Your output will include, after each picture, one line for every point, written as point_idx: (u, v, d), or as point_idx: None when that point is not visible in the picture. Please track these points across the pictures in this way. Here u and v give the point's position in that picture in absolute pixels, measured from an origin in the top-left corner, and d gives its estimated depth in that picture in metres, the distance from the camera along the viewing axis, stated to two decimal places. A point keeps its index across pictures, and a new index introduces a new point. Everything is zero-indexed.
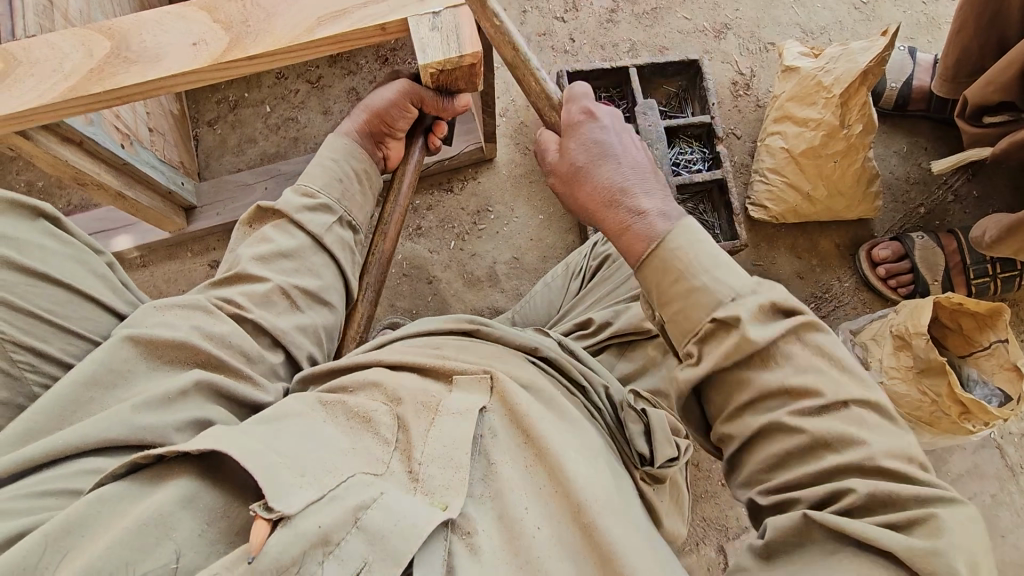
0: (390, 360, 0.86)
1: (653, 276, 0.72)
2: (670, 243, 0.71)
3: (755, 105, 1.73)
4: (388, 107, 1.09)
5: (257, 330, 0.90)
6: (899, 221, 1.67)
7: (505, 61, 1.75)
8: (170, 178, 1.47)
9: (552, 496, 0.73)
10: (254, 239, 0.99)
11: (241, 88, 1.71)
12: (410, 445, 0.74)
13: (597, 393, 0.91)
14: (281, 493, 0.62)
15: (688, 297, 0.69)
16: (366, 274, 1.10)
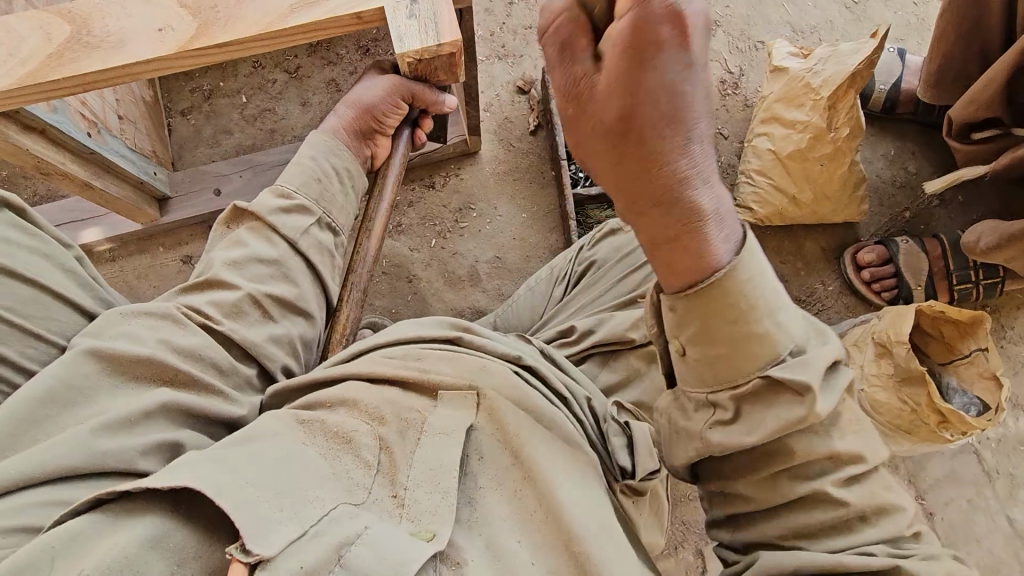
0: (366, 372, 0.85)
1: (702, 307, 0.59)
2: (738, 274, 0.58)
3: (743, 104, 1.71)
4: (378, 104, 1.06)
5: (229, 341, 0.87)
6: (885, 224, 1.66)
7: (489, 53, 1.71)
8: (142, 167, 1.42)
9: (542, 522, 0.74)
10: (228, 242, 0.95)
11: (216, 76, 1.66)
12: (394, 468, 0.75)
13: (580, 405, 0.88)
14: (261, 534, 0.61)
15: (736, 346, 0.60)
16: (351, 273, 1.07)
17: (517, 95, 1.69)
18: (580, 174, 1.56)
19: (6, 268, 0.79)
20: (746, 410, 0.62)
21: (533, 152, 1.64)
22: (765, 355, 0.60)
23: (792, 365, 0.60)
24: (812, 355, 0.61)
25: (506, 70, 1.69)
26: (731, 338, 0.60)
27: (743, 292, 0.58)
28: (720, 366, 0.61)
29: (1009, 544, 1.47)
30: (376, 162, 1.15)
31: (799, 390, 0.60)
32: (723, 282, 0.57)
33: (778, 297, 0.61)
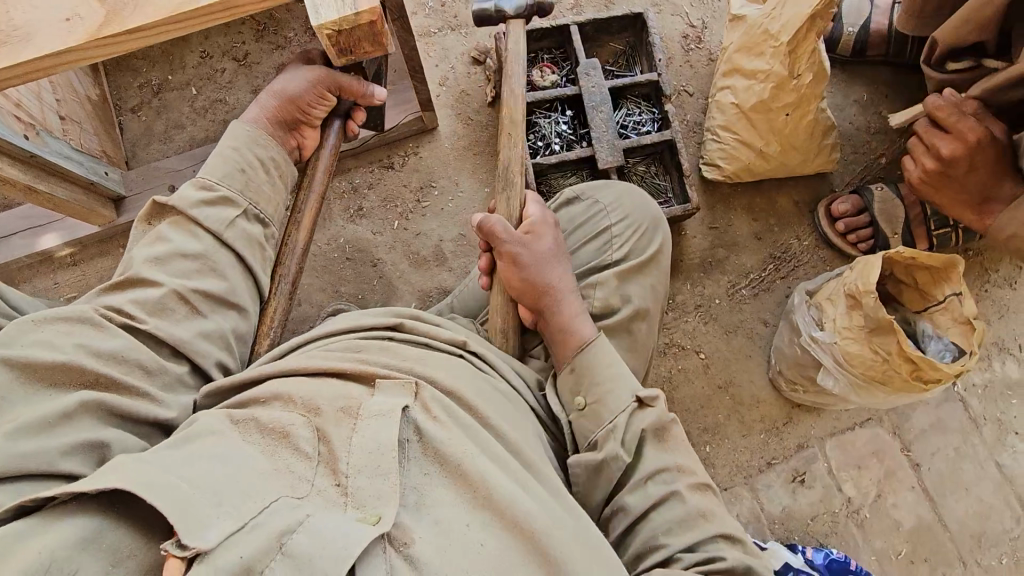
0: (308, 367, 0.84)
1: (582, 372, 0.98)
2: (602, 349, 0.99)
3: (707, 59, 1.65)
4: (303, 94, 1.04)
5: (155, 341, 0.86)
6: (860, 172, 1.61)
7: (442, 25, 1.65)
8: (91, 168, 1.40)
9: (490, 504, 0.74)
10: (151, 238, 0.91)
11: (164, 70, 1.62)
12: (333, 456, 0.73)
13: (528, 385, 1.01)
14: (198, 527, 0.61)
15: (607, 382, 0.95)
16: (280, 265, 1.03)
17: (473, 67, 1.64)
18: (540, 143, 1.51)
19: None
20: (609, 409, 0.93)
21: (492, 124, 1.60)
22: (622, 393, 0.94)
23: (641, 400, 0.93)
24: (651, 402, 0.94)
25: (459, 41, 1.64)
26: (598, 378, 0.96)
27: (600, 360, 0.97)
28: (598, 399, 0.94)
29: (997, 490, 1.45)
30: (304, 154, 1.12)
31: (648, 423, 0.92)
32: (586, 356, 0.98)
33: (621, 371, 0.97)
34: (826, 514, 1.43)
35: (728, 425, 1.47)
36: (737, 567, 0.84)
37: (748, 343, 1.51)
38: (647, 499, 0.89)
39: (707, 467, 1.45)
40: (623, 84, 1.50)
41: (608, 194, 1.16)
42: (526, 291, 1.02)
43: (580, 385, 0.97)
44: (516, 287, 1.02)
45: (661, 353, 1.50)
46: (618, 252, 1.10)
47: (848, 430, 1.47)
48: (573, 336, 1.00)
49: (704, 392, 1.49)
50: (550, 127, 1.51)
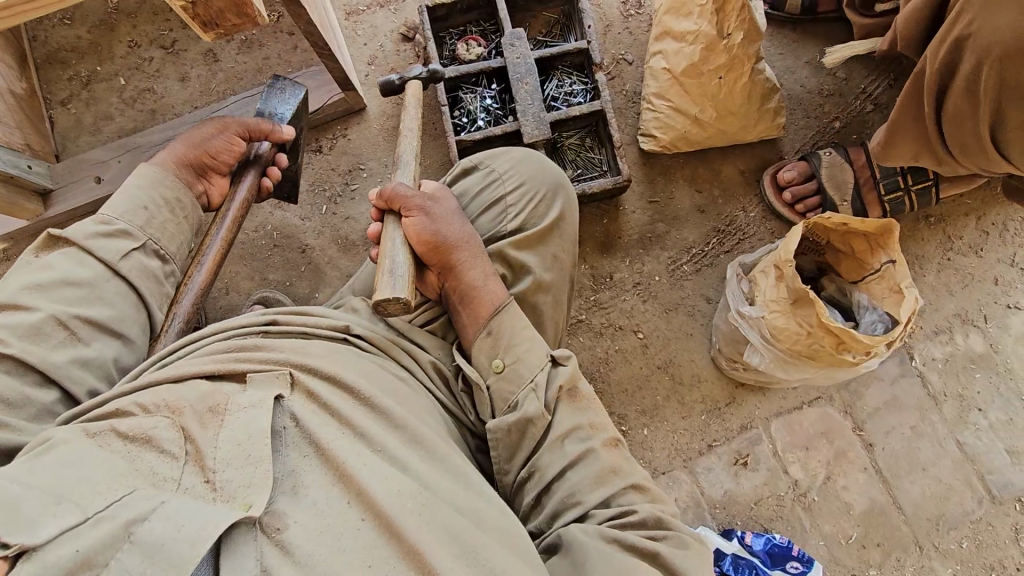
0: (171, 374, 0.76)
1: (500, 332, 0.90)
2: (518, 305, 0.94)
3: (648, 24, 1.57)
4: (212, 140, 1.11)
5: (23, 368, 0.83)
6: (812, 138, 1.51)
7: (370, 2, 1.60)
8: (10, 161, 1.40)
9: (375, 492, 0.67)
10: (34, 266, 0.90)
11: (93, 61, 1.61)
12: (200, 453, 0.66)
13: (426, 371, 0.90)
14: (28, 525, 0.54)
15: (524, 340, 0.90)
16: (173, 304, 1.02)
17: (404, 44, 1.59)
18: (466, 119, 1.45)
19: None
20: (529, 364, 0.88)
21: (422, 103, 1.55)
22: (542, 349, 0.90)
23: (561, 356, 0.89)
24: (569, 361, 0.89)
25: (388, 18, 1.59)
26: (518, 336, 0.90)
27: (517, 318, 0.91)
28: (520, 360, 0.88)
29: (957, 470, 1.37)
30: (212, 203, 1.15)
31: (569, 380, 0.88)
32: (506, 313, 0.91)
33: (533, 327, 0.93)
34: (771, 497, 1.36)
35: (667, 407, 1.41)
36: (649, 520, 0.80)
37: (689, 321, 1.45)
38: (563, 458, 0.84)
39: (645, 450, 1.39)
40: (551, 54, 1.43)
41: (506, 162, 1.11)
42: (437, 250, 0.93)
43: (496, 346, 0.89)
44: (424, 247, 0.93)
45: (597, 333, 1.45)
46: (512, 221, 1.05)
47: (795, 409, 1.40)
48: (491, 292, 0.92)
49: (643, 372, 1.43)
50: (476, 102, 1.46)
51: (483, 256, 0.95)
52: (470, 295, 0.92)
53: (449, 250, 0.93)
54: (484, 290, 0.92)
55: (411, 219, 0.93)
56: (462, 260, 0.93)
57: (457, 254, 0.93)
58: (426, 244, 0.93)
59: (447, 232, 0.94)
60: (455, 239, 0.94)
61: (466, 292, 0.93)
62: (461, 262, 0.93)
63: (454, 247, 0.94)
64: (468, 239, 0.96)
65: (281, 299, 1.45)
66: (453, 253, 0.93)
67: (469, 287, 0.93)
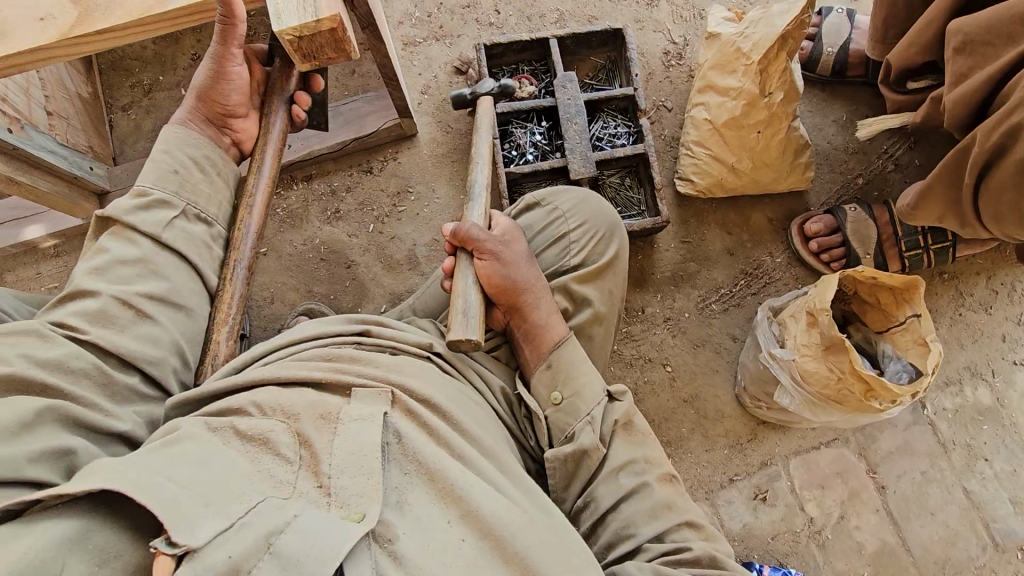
0: (279, 377, 0.83)
1: (564, 370, 0.96)
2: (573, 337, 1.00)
3: (688, 75, 1.67)
4: (213, 83, 0.99)
5: (102, 352, 0.83)
6: (836, 192, 1.61)
7: (427, 35, 1.68)
8: (74, 162, 1.43)
9: (472, 508, 0.73)
10: (91, 250, 0.89)
11: (156, 71, 1.67)
12: (315, 459, 0.73)
13: (495, 396, 0.96)
14: (188, 526, 0.61)
15: (581, 376, 0.95)
16: (232, 254, 0.98)
17: (456, 76, 1.67)
18: (515, 152, 1.54)
19: None
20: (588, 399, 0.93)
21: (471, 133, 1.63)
22: (603, 389, 0.95)
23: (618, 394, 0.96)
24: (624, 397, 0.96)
25: (443, 51, 1.68)
26: (581, 376, 0.96)
27: (580, 358, 0.97)
28: (582, 401, 0.94)
29: (963, 516, 1.43)
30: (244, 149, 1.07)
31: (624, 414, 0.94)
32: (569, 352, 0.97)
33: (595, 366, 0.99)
34: (787, 533, 1.42)
35: (691, 439, 1.47)
36: (703, 559, 0.83)
37: (715, 358, 1.52)
38: (618, 489, 0.89)
39: None
40: (599, 98, 1.52)
41: (569, 200, 1.18)
42: (506, 288, 0.99)
43: (555, 377, 0.95)
44: (495, 284, 0.99)
45: (628, 364, 1.52)
46: (575, 258, 1.13)
47: (812, 449, 1.47)
48: (556, 331, 0.99)
49: (669, 405, 1.50)
50: (526, 137, 1.54)
51: (548, 295, 1.02)
52: (535, 331, 0.99)
53: (517, 289, 0.99)
54: (549, 328, 0.98)
55: (482, 257, 1.00)
56: (529, 298, 1.00)
57: (525, 292, 1.00)
58: (497, 282, 0.99)
59: (515, 271, 1.00)
60: (522, 278, 1.00)
61: (532, 329, 0.99)
62: (529, 300, 1.00)
63: (521, 286, 1.00)
64: (534, 278, 1.02)
65: (326, 312, 1.50)
66: (521, 292, 1.00)
67: (535, 324, 0.99)
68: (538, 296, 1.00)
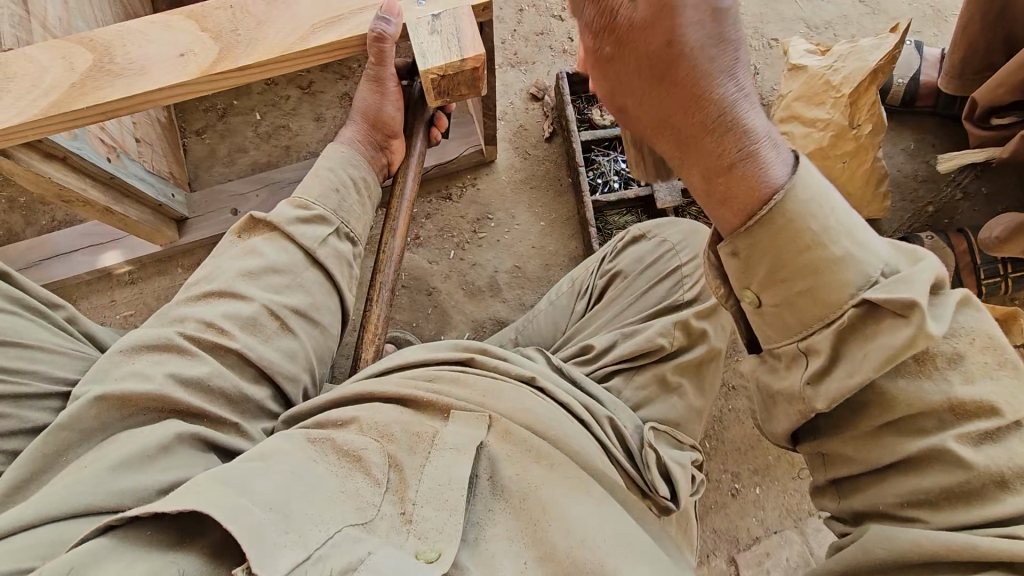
0: (383, 393, 0.81)
1: (768, 246, 0.56)
2: (797, 195, 0.55)
3: (760, 103, 1.69)
4: (376, 107, 1.04)
5: (240, 362, 0.83)
6: (908, 219, 1.64)
7: (502, 62, 1.70)
8: (161, 190, 1.41)
9: (546, 550, 0.68)
10: (240, 250, 0.91)
11: (230, 95, 1.66)
12: (402, 486, 0.71)
13: (603, 427, 0.86)
14: (267, 557, 0.58)
15: (816, 272, 0.56)
16: (379, 271, 1.03)
17: (532, 102, 1.68)
18: (598, 180, 1.56)
19: (15, 341, 0.81)
20: (844, 350, 0.57)
21: (549, 160, 1.63)
22: (853, 283, 0.55)
23: (889, 283, 0.54)
24: (909, 273, 0.55)
25: (519, 77, 1.69)
26: (807, 266, 0.56)
27: (797, 223, 0.55)
28: (800, 309, 0.57)
29: None
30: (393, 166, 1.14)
31: (901, 309, 0.53)
32: (773, 217, 0.55)
33: (846, 227, 0.56)
34: None
35: (777, 467, 1.48)
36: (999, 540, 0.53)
37: None
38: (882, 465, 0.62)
39: (756, 508, 1.45)
40: None
41: (679, 233, 1.17)
42: (636, 68, 0.54)
43: (749, 279, 0.59)
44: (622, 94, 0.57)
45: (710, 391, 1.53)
46: (688, 292, 1.08)
47: None
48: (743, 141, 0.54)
49: (754, 432, 1.50)
50: (609, 165, 1.56)
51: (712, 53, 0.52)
52: (704, 160, 0.55)
53: (650, 50, 0.53)
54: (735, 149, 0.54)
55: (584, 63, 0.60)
56: (685, 66, 0.52)
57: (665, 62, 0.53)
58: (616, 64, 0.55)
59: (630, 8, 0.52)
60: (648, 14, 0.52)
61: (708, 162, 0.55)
62: (676, 86, 0.53)
63: (660, 48, 0.52)
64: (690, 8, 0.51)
65: (410, 340, 1.49)
66: (657, 53, 0.52)
67: (706, 144, 0.55)
68: (718, 125, 0.54)
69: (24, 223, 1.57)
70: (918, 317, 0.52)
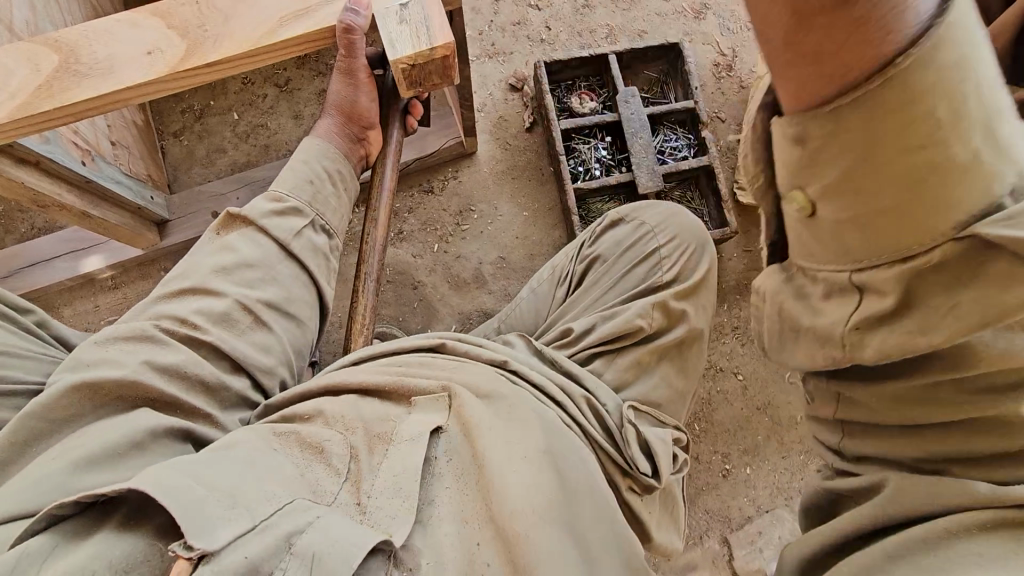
0: (355, 384, 0.82)
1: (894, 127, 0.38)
2: (926, 63, 0.36)
3: (739, 86, 1.69)
4: (351, 97, 1.04)
5: (216, 355, 0.83)
6: None
7: (480, 53, 1.69)
8: (138, 192, 1.40)
9: (492, 528, 0.68)
10: (215, 247, 0.90)
11: (206, 95, 1.65)
12: (360, 475, 0.71)
13: (577, 406, 0.86)
14: (206, 525, 0.57)
15: (918, 186, 0.38)
16: (363, 263, 1.03)
17: (510, 93, 1.67)
18: (580, 168, 1.56)
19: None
20: (920, 291, 0.41)
21: (531, 149, 1.63)
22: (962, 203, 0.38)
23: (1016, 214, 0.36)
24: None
25: (497, 68, 1.68)
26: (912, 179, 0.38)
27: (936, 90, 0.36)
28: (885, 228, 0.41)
29: None
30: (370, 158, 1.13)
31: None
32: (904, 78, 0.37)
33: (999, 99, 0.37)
34: None
35: (767, 447, 1.49)
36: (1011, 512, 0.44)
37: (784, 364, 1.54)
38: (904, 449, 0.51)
39: (748, 487, 1.46)
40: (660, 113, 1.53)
41: (656, 215, 1.17)
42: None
43: (813, 178, 0.43)
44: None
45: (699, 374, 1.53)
46: (667, 273, 1.09)
47: None
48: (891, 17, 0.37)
49: (742, 413, 1.51)
50: (589, 153, 1.56)
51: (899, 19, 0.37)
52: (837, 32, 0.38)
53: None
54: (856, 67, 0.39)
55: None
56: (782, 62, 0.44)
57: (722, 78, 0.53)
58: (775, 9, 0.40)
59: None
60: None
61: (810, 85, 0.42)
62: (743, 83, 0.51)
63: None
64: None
65: (397, 334, 1.49)
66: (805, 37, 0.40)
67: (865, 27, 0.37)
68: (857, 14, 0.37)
69: (3, 231, 1.56)
70: (908, 268, 0.46)
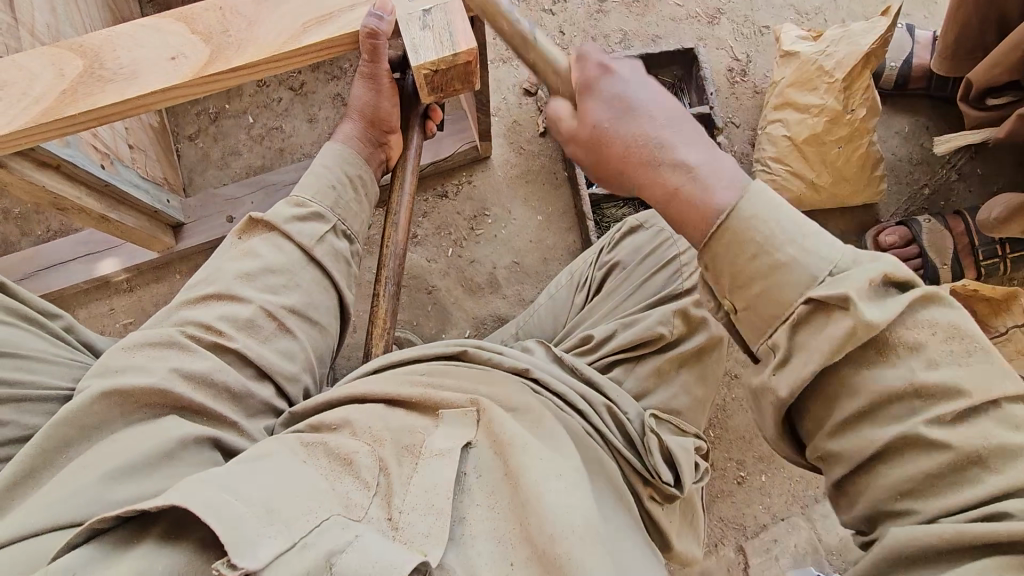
0: (380, 393, 0.82)
1: (722, 255, 0.58)
2: (743, 211, 0.56)
3: (753, 91, 1.69)
4: (373, 103, 1.04)
5: (241, 360, 0.83)
6: (904, 203, 1.64)
7: (494, 57, 1.69)
8: (155, 196, 1.41)
9: (525, 544, 0.67)
10: (238, 252, 0.90)
11: (221, 99, 1.65)
12: (390, 491, 0.70)
13: (600, 415, 0.86)
14: (249, 547, 0.58)
15: (768, 279, 0.55)
16: (383, 268, 1.03)
17: (524, 98, 1.67)
18: None
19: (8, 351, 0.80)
20: (798, 350, 0.55)
21: (545, 154, 1.63)
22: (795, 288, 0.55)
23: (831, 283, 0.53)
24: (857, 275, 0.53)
25: (511, 72, 1.68)
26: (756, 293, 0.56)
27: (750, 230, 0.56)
28: (756, 314, 0.57)
29: None
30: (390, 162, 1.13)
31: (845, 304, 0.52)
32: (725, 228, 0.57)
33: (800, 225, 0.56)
34: None
35: None
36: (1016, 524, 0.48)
37: None
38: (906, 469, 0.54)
39: (763, 495, 1.46)
40: None
41: None
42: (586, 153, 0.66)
43: (713, 279, 0.59)
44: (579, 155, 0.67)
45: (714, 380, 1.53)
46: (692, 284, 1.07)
47: None
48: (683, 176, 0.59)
49: (757, 420, 1.50)
50: None
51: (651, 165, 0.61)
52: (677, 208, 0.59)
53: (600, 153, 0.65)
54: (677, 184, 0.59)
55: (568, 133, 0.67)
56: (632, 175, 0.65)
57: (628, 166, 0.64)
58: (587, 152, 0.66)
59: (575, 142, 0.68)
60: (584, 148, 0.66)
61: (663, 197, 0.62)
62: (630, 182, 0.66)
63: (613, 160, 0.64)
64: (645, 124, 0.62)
65: (411, 338, 1.49)
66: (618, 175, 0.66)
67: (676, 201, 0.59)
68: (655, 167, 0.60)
69: (19, 234, 1.56)
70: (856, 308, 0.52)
